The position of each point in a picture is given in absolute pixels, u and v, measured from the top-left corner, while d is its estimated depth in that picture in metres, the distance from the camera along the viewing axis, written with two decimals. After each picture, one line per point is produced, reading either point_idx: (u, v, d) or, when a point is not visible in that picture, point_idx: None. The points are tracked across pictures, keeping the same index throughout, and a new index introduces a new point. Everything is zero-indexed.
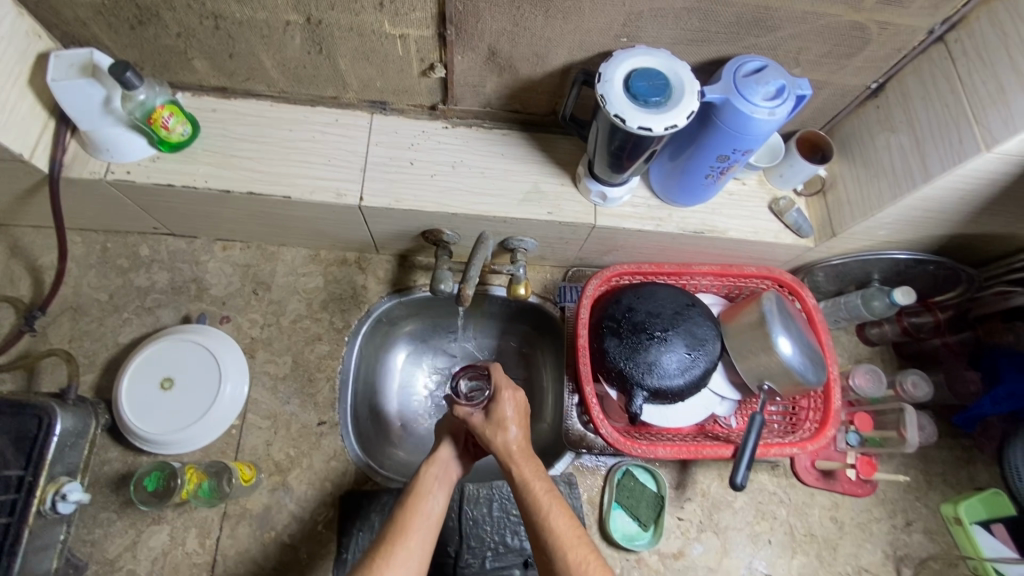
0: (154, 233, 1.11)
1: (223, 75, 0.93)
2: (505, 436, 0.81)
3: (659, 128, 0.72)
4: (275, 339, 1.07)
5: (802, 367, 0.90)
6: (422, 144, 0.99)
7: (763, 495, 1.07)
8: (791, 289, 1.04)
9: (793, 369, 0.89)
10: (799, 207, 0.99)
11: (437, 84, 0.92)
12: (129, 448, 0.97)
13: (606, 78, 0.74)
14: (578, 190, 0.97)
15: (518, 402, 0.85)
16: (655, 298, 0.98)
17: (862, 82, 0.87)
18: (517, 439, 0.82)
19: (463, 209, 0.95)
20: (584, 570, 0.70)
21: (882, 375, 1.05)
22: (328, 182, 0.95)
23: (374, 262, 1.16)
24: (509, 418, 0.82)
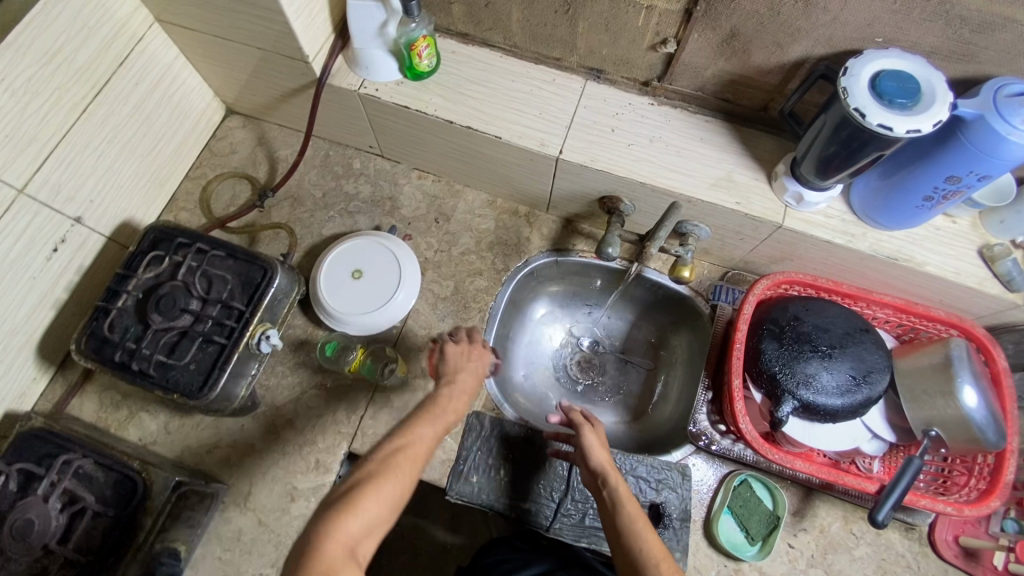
0: (367, 152, 1.29)
1: (472, 22, 1.06)
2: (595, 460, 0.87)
3: (901, 129, 0.71)
4: (443, 264, 1.19)
5: (988, 424, 0.83)
6: (626, 115, 1.04)
7: (890, 553, 0.99)
8: (981, 346, 0.95)
9: (971, 420, 0.83)
10: (1015, 258, 0.91)
11: (660, 61, 0.98)
12: (310, 321, 1.14)
13: (851, 73, 0.75)
14: (771, 188, 0.97)
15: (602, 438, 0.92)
16: (825, 314, 0.95)
17: None
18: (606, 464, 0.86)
19: (652, 181, 0.99)
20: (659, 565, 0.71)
21: None
22: (535, 131, 1.03)
23: (542, 220, 1.24)
24: (598, 450, 0.89)
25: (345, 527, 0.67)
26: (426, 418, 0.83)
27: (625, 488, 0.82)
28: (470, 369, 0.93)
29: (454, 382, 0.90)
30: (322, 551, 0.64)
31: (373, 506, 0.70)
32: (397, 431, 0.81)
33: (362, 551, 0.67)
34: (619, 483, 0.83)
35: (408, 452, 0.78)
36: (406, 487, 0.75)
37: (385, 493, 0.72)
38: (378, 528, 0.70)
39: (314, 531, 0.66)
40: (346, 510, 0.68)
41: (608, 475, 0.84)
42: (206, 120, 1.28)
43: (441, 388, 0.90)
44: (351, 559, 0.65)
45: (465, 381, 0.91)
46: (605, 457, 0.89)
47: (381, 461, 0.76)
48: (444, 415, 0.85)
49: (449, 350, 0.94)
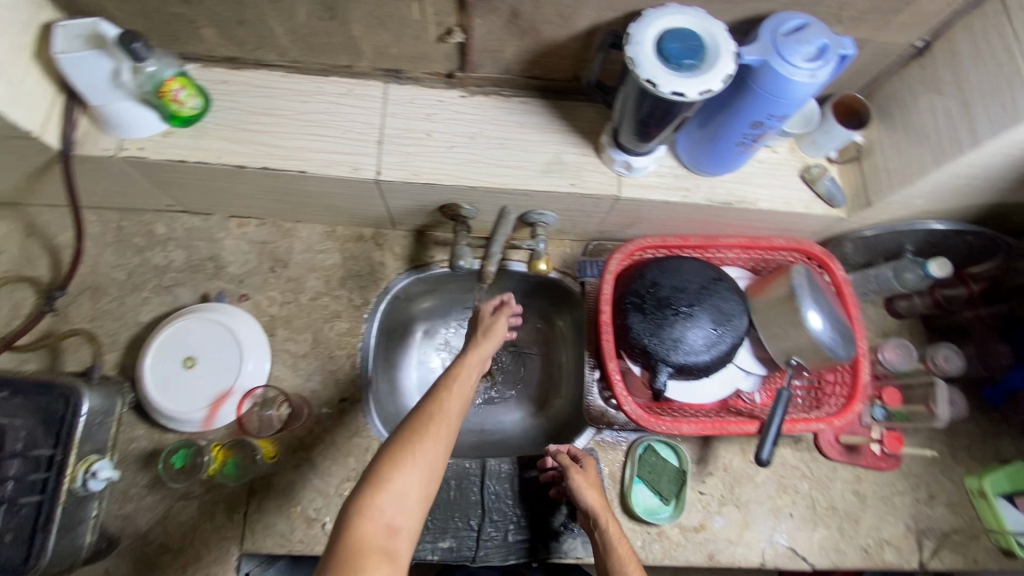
0: (169, 211, 1.10)
1: (233, 44, 0.90)
2: (585, 501, 0.83)
3: (693, 93, 0.68)
4: (294, 317, 1.06)
5: (834, 341, 0.87)
6: (439, 114, 0.95)
7: (786, 469, 1.06)
8: (820, 262, 1.01)
9: (819, 340, 0.86)
10: (831, 175, 0.95)
11: (455, 51, 0.88)
12: (154, 426, 0.99)
13: (635, 40, 0.70)
14: (602, 161, 0.95)
15: (593, 474, 0.88)
16: (679, 272, 0.97)
17: (906, 40, 0.82)
18: (599, 503, 0.83)
19: (483, 181, 0.92)
20: None
21: (912, 348, 1.03)
22: (345, 155, 0.91)
23: (391, 237, 1.12)
24: (588, 489, 0.85)
25: (381, 499, 0.66)
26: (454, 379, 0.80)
27: (616, 532, 0.80)
28: (494, 331, 0.90)
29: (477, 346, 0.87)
30: (363, 529, 0.63)
31: (411, 483, 0.68)
32: (427, 395, 0.77)
33: (403, 517, 0.66)
34: (608, 524, 0.81)
35: (444, 419, 0.74)
36: (444, 457, 0.72)
37: (428, 457, 0.70)
38: (421, 502, 0.68)
39: (347, 511, 0.65)
40: (378, 480, 0.67)
41: (596, 518, 0.81)
42: None
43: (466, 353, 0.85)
44: (388, 529, 0.65)
45: (488, 342, 0.88)
46: (597, 496, 0.85)
47: (415, 431, 0.72)
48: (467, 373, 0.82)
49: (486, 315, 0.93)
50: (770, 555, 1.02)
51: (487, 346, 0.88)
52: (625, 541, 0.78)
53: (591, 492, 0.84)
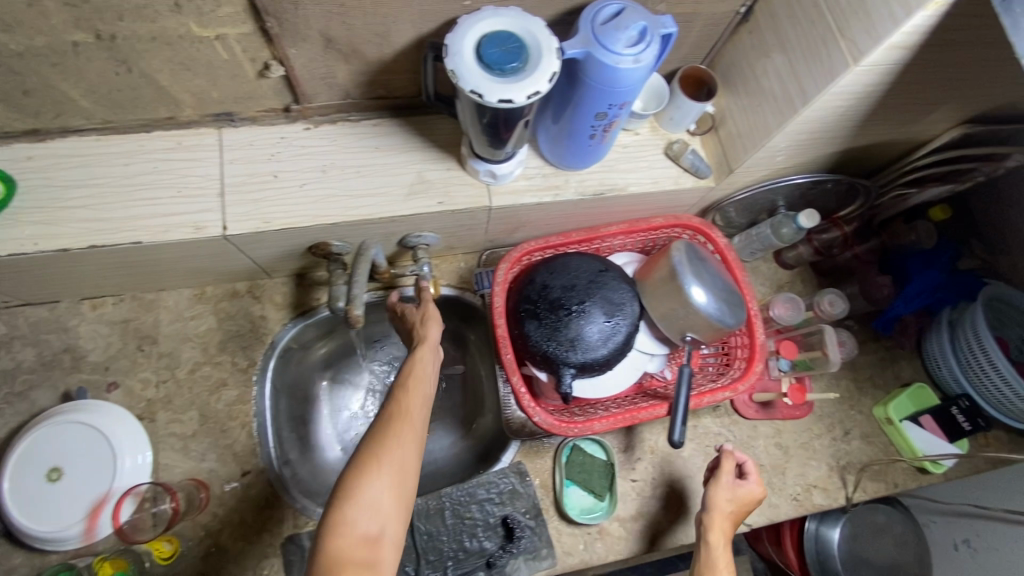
0: (6, 308, 0.97)
1: (25, 114, 0.79)
2: (720, 509, 0.89)
3: (522, 97, 0.66)
4: (173, 396, 0.97)
5: (716, 305, 0.88)
6: (284, 152, 0.88)
7: (711, 439, 1.08)
8: (701, 232, 1.03)
9: (704, 309, 0.88)
10: (694, 148, 0.96)
11: (282, 84, 0.81)
12: (31, 552, 0.87)
13: (453, 51, 0.66)
14: (466, 172, 0.91)
15: (745, 497, 0.91)
16: (568, 269, 0.95)
17: (729, 8, 0.82)
18: (727, 525, 0.88)
19: (344, 216, 0.87)
20: None
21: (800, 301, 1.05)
22: (184, 215, 0.83)
23: (269, 287, 1.05)
24: (725, 505, 0.90)
25: (356, 512, 0.63)
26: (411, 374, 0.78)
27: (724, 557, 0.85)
28: (432, 324, 0.85)
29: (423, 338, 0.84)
30: (339, 544, 0.60)
31: (382, 492, 0.65)
32: (387, 398, 0.75)
33: (384, 525, 0.64)
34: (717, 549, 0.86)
35: (407, 416, 0.72)
36: (416, 455, 0.70)
37: (399, 457, 0.68)
38: (394, 511, 0.65)
39: (320, 530, 0.62)
40: (349, 493, 0.64)
41: (715, 535, 0.87)
42: None
43: (415, 352, 0.81)
44: (369, 539, 0.62)
45: (434, 331, 0.84)
46: (729, 513, 0.89)
47: (382, 434, 0.69)
48: (424, 368, 0.80)
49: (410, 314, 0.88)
50: None
51: (436, 331, 0.85)
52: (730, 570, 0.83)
53: (723, 507, 0.89)
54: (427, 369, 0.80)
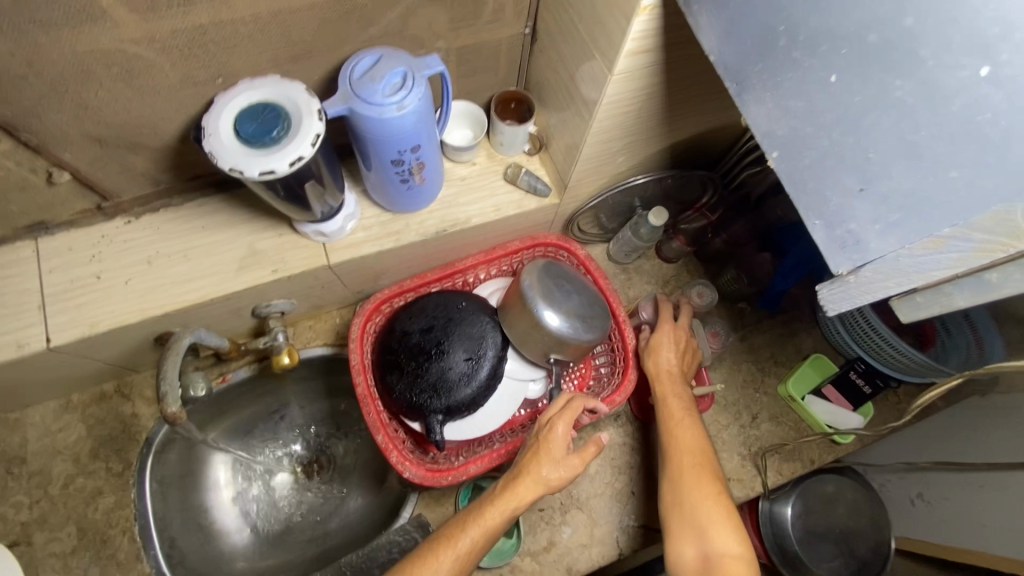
0: None
1: None
2: (657, 360, 0.96)
3: (284, 165, 0.64)
4: (48, 515, 0.94)
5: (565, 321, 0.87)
6: (106, 251, 0.86)
7: (615, 451, 1.05)
8: (561, 247, 1.02)
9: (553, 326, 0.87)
10: (530, 168, 0.95)
11: (79, 187, 0.80)
12: None
13: (209, 132, 0.65)
14: (299, 236, 0.90)
15: (676, 335, 0.98)
16: (425, 311, 0.93)
17: (515, 31, 0.81)
18: (669, 365, 0.96)
19: (175, 304, 0.85)
20: (684, 477, 0.85)
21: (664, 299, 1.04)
22: (4, 335, 0.81)
23: (139, 382, 1.02)
24: (660, 355, 0.97)
25: None
26: (495, 507, 0.78)
27: (675, 399, 0.93)
28: (562, 445, 0.81)
29: (545, 474, 0.79)
30: None
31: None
32: (463, 515, 0.80)
33: None
34: (667, 393, 0.94)
35: (456, 544, 0.76)
36: None
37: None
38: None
39: None
40: None
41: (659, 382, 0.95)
42: None
43: (518, 479, 0.79)
44: None
45: (557, 477, 0.80)
46: (668, 354, 0.96)
47: (428, 550, 0.77)
48: (514, 507, 0.78)
49: (558, 430, 0.82)
50: (625, 542, 1.00)
51: (552, 468, 0.80)
52: (682, 409, 0.92)
53: (661, 360, 0.96)
54: (513, 512, 0.77)
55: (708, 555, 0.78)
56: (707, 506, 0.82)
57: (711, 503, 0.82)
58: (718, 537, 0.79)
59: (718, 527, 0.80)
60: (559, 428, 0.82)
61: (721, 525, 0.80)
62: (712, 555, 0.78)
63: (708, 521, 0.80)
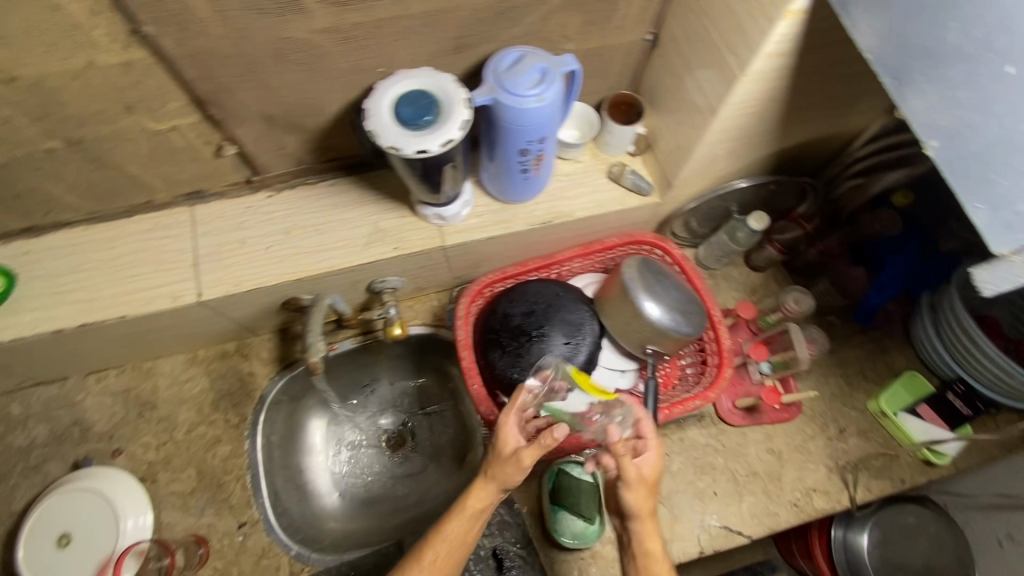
0: (21, 389, 1.07)
1: (22, 215, 0.89)
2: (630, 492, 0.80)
3: (436, 146, 0.71)
4: (172, 457, 1.03)
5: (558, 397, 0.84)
6: (251, 220, 0.96)
7: (697, 450, 1.07)
8: (657, 246, 1.05)
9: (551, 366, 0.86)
10: (634, 168, 1.00)
11: (238, 161, 0.90)
12: None
13: (372, 114, 0.73)
14: (419, 218, 0.97)
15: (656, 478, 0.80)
16: (526, 296, 0.98)
17: (638, 36, 0.87)
18: (643, 503, 0.80)
19: (308, 272, 0.94)
20: None
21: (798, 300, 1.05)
22: (164, 288, 0.91)
23: (256, 344, 1.12)
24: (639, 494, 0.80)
25: None
26: (452, 521, 0.81)
27: (640, 500, 0.80)
28: (513, 439, 0.81)
29: (499, 475, 0.81)
30: None
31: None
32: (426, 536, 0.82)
33: None
34: (644, 530, 0.81)
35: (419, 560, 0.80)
36: None
37: None
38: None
39: None
40: None
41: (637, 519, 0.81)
42: None
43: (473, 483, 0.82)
44: None
45: (513, 473, 0.80)
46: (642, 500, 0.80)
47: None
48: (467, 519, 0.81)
49: (507, 427, 0.81)
50: (706, 540, 1.01)
51: (510, 471, 0.80)
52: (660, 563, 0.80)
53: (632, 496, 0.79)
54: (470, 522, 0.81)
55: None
56: None
57: None
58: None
59: None
60: (507, 421, 0.81)
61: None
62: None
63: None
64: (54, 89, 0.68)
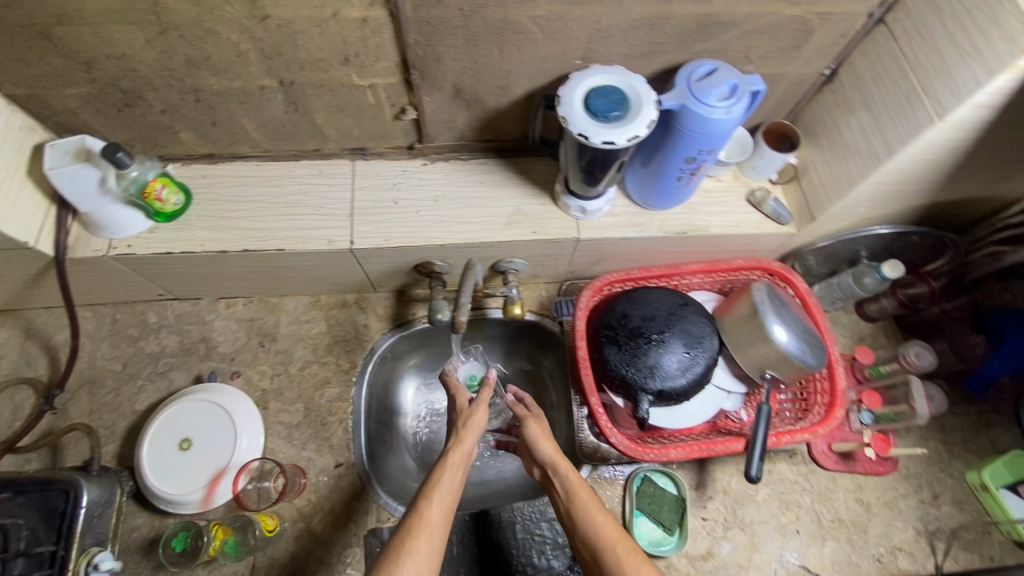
0: (160, 300, 1.15)
1: (209, 142, 0.97)
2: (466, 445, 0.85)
3: (623, 140, 0.75)
4: (285, 389, 1.10)
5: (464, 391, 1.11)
6: (404, 183, 1.02)
7: (784, 485, 1.06)
8: (781, 277, 1.06)
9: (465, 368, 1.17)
10: (775, 196, 1.01)
11: (411, 125, 0.96)
12: (154, 512, 1.00)
13: (565, 101, 0.77)
14: (560, 207, 1.01)
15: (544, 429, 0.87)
16: (648, 301, 0.99)
17: (816, 70, 0.89)
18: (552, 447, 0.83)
19: (450, 239, 0.98)
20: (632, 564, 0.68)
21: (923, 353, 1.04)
22: (319, 231, 0.98)
23: (373, 300, 1.18)
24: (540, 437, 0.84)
25: None
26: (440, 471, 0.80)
27: (551, 445, 0.83)
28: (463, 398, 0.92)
29: (466, 424, 0.87)
30: None
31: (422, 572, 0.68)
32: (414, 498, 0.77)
33: None
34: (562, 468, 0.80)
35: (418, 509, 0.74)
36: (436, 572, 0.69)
37: (429, 549, 0.70)
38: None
39: None
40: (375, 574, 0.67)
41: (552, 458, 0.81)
42: None
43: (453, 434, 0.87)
44: None
45: (480, 418, 0.88)
46: (551, 445, 0.84)
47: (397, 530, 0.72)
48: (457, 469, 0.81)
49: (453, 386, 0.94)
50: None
51: (477, 418, 0.88)
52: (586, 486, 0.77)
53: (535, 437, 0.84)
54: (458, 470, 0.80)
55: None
56: None
57: None
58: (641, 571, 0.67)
59: None
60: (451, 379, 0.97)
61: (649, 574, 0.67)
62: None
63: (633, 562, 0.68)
64: (295, 33, 0.74)
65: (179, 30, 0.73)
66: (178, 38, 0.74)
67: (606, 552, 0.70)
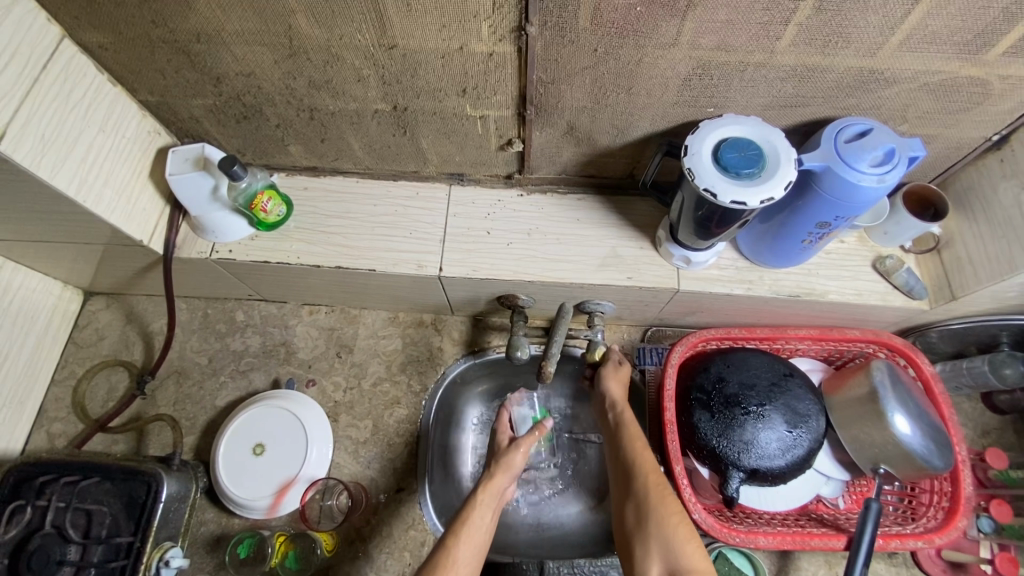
0: (248, 299, 1.17)
1: (315, 156, 0.97)
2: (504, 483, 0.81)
3: (754, 201, 0.69)
4: (356, 404, 1.10)
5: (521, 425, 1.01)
6: (498, 213, 0.99)
7: None
8: (903, 355, 0.94)
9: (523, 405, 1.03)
10: (908, 265, 0.90)
11: (514, 156, 0.92)
12: (223, 510, 1.02)
13: (693, 151, 0.71)
14: (660, 253, 0.94)
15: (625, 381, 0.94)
16: (747, 366, 0.90)
17: (981, 135, 0.78)
18: (622, 392, 0.92)
19: (540, 276, 0.94)
20: (662, 491, 0.75)
21: None
22: (409, 253, 0.96)
23: (450, 323, 1.15)
24: (616, 381, 0.93)
25: None
26: (474, 506, 0.76)
27: (618, 390, 0.92)
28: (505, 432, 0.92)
29: (505, 459, 0.84)
30: None
31: None
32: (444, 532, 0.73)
33: None
34: (622, 410, 0.88)
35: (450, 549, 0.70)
36: None
37: None
38: None
39: None
40: None
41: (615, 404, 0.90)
42: (60, 313, 1.13)
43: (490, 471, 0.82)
44: None
45: (517, 459, 0.84)
46: (620, 390, 0.92)
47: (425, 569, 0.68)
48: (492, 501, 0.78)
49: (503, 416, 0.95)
50: None
51: (517, 460, 0.84)
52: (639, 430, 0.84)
53: (614, 384, 0.92)
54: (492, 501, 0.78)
55: (675, 568, 0.68)
56: (668, 520, 0.72)
57: (677, 520, 0.72)
58: (667, 499, 0.74)
59: (673, 528, 0.71)
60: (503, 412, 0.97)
61: (683, 533, 0.70)
62: (678, 571, 0.68)
63: (671, 512, 0.73)
64: (417, 63, 0.73)
65: (308, 53, 0.73)
66: (305, 61, 0.74)
67: (640, 477, 0.77)
